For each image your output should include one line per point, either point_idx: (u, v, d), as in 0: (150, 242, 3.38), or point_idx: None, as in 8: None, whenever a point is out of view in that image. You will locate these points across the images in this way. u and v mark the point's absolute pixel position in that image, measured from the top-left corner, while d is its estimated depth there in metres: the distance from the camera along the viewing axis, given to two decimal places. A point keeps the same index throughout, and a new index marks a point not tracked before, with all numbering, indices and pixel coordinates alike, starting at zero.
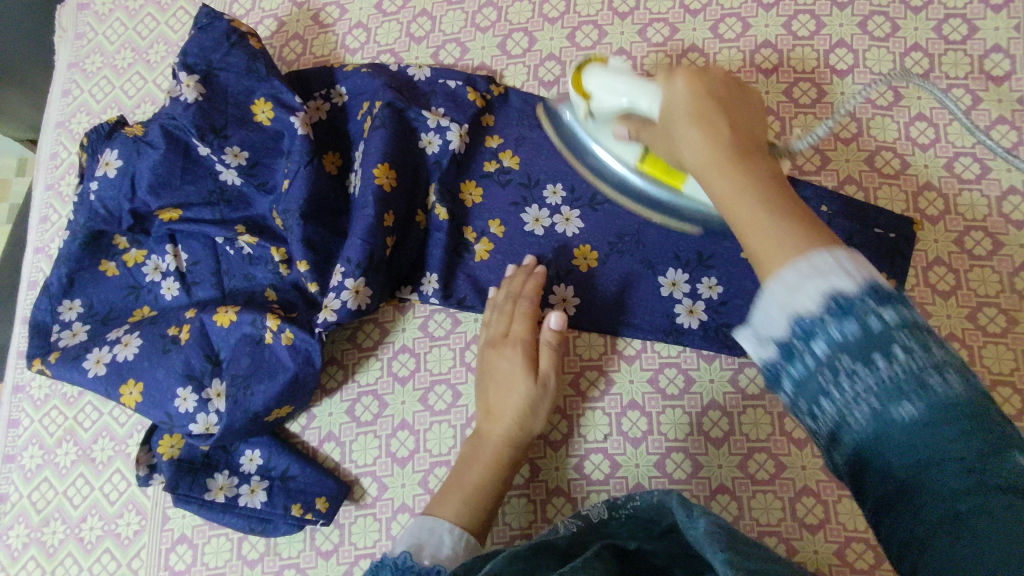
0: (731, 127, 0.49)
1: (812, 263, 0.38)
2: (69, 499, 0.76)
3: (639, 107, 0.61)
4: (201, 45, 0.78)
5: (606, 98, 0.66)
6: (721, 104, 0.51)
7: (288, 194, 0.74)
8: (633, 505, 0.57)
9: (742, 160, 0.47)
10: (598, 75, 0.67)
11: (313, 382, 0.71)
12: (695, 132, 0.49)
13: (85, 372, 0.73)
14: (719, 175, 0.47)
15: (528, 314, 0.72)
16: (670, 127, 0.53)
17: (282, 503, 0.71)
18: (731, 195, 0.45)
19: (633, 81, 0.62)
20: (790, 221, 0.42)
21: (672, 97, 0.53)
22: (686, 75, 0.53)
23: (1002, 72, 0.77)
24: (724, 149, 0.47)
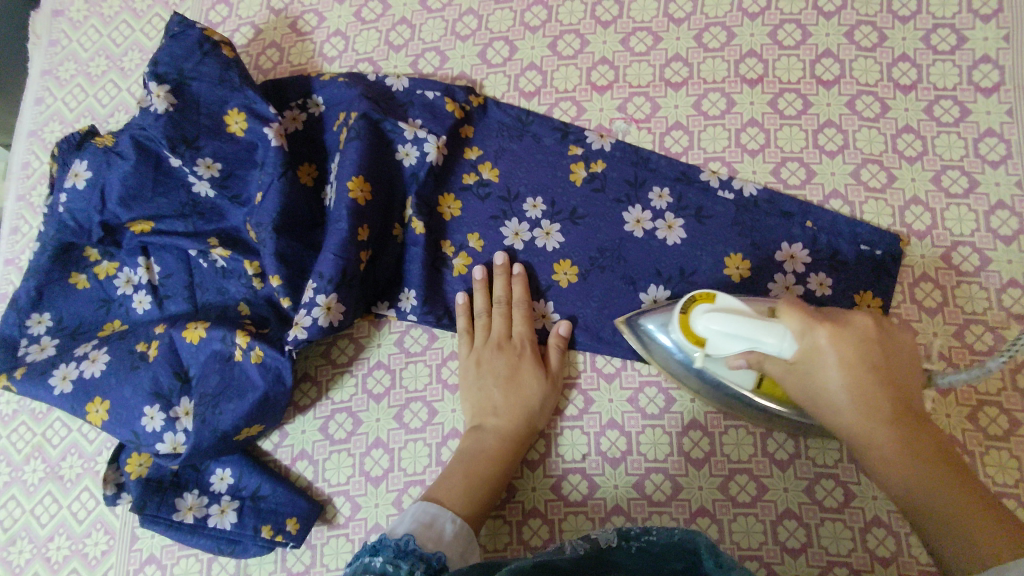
0: (887, 392, 0.52)
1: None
2: (36, 518, 0.75)
3: (763, 348, 0.55)
4: (171, 54, 0.76)
5: (722, 345, 0.58)
6: (874, 367, 0.52)
7: (261, 207, 0.73)
8: (646, 539, 0.55)
9: (905, 436, 0.51)
10: (706, 319, 0.58)
11: (284, 401, 0.69)
12: (846, 393, 0.52)
13: (51, 388, 0.71)
14: (888, 462, 0.51)
15: (529, 317, 0.73)
16: (812, 377, 0.54)
17: (252, 524, 0.70)
18: (881, 466, 0.52)
19: (748, 321, 0.55)
20: (956, 497, 0.48)
21: (816, 355, 0.53)
22: (830, 330, 0.53)
23: (990, 83, 0.75)
24: (880, 424, 0.52)
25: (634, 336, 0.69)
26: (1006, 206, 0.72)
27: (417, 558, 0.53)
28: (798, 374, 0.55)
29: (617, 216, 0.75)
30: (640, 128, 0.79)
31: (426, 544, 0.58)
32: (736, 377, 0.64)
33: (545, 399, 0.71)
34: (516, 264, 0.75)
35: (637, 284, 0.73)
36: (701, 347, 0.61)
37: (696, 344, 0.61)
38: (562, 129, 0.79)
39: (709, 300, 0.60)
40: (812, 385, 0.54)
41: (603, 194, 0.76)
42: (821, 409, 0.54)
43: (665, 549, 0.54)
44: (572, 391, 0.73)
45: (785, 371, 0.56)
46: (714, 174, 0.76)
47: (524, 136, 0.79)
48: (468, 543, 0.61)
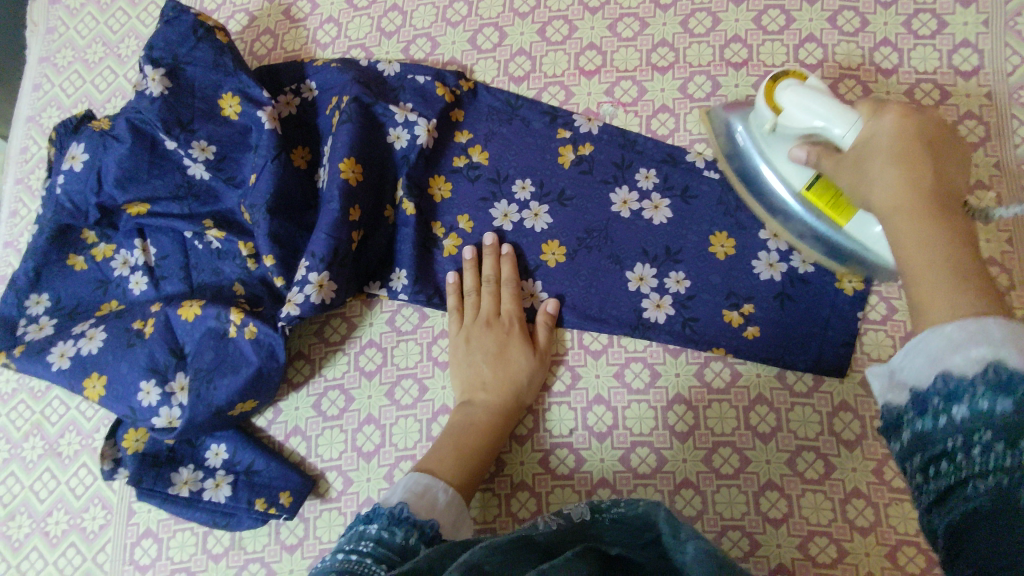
0: (936, 171, 0.50)
1: (948, 341, 0.39)
2: (35, 494, 0.76)
3: (831, 131, 0.60)
4: (166, 39, 0.77)
5: (796, 117, 0.64)
6: (927, 151, 0.51)
7: (255, 189, 0.74)
8: (617, 511, 0.54)
9: (940, 216, 0.47)
10: (794, 90, 0.64)
11: (277, 377, 0.71)
12: (892, 172, 0.51)
13: (49, 366, 0.73)
14: (907, 219, 0.48)
15: (517, 294, 0.75)
16: (864, 161, 0.54)
17: (246, 497, 0.71)
18: (912, 250, 0.46)
19: (828, 104, 0.61)
20: (966, 283, 0.43)
21: (875, 133, 0.54)
22: (898, 114, 0.53)
23: (970, 67, 0.77)
24: (915, 195, 0.48)
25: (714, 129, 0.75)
26: (984, 186, 0.73)
27: (411, 526, 0.55)
28: (851, 159, 0.56)
29: (604, 197, 0.77)
30: (627, 112, 0.80)
31: (420, 512, 0.58)
32: (792, 176, 0.68)
33: (534, 374, 0.72)
34: (504, 243, 0.76)
35: (623, 263, 0.75)
36: (775, 112, 0.66)
37: (771, 109, 0.67)
38: (551, 112, 0.80)
39: (797, 78, 0.66)
40: (857, 166, 0.55)
41: (591, 176, 0.77)
42: (863, 190, 0.54)
43: (635, 521, 0.53)
44: (557, 367, 0.75)
45: (838, 166, 0.58)
46: (699, 156, 0.77)
47: (513, 120, 0.80)
48: (459, 514, 0.62)
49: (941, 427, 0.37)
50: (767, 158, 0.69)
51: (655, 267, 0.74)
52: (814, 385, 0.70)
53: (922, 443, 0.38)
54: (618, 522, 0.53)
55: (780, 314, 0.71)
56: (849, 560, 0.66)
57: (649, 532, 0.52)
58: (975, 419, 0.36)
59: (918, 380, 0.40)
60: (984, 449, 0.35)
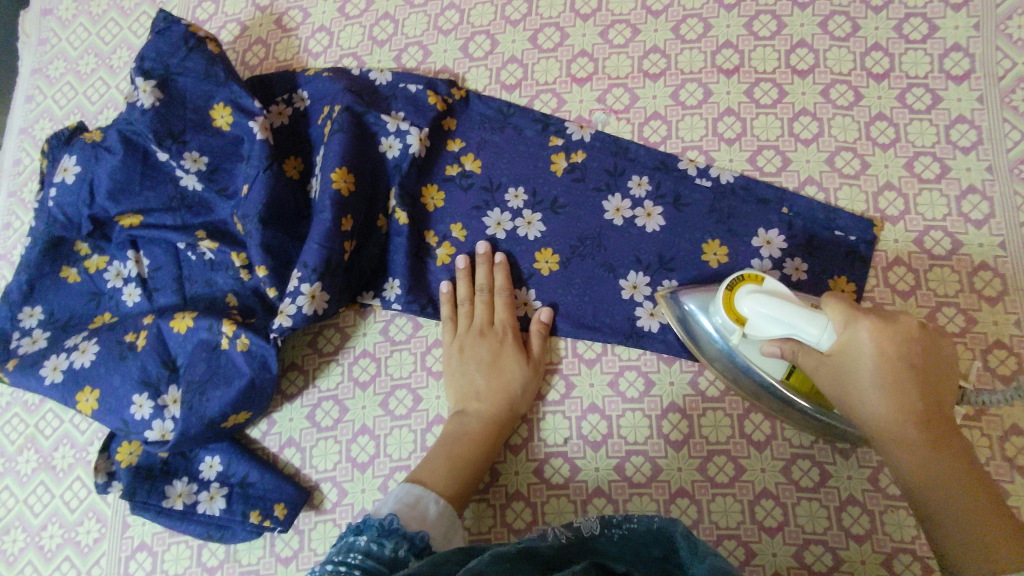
0: (922, 393, 0.53)
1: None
2: (30, 508, 0.76)
3: (803, 338, 0.56)
4: (158, 50, 0.77)
5: (764, 327, 0.58)
6: (912, 370, 0.52)
7: (247, 199, 0.74)
8: (628, 527, 0.55)
9: (942, 457, 0.52)
10: (752, 299, 0.59)
11: (270, 388, 0.71)
12: (880, 399, 0.53)
13: (43, 379, 0.73)
14: (910, 454, 0.53)
15: (510, 304, 0.75)
16: (848, 374, 0.54)
17: (241, 510, 0.71)
18: (919, 489, 0.52)
19: (795, 308, 0.56)
20: (973, 522, 0.50)
21: (851, 349, 0.54)
22: (873, 328, 0.53)
23: (962, 71, 0.77)
24: (915, 432, 0.52)
25: (679, 323, 0.69)
26: (977, 190, 0.73)
27: (401, 538, 0.55)
28: (831, 369, 0.55)
29: (597, 205, 0.76)
30: (619, 119, 0.80)
31: (409, 524, 0.58)
32: (767, 364, 0.63)
33: (528, 383, 0.72)
34: (497, 253, 0.76)
35: (616, 271, 0.75)
36: (740, 325, 0.61)
37: (735, 320, 0.61)
38: (543, 120, 0.80)
39: (755, 282, 0.60)
40: (845, 385, 0.55)
41: (584, 184, 0.77)
42: (849, 406, 0.56)
43: (644, 537, 0.54)
44: (552, 375, 0.75)
45: (818, 366, 0.57)
46: (692, 163, 0.77)
47: (505, 128, 0.80)
48: (451, 524, 0.62)
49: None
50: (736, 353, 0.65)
51: (649, 275, 0.74)
52: None
53: None
54: (628, 539, 0.54)
55: None
56: (845, 569, 0.66)
57: (659, 546, 0.54)
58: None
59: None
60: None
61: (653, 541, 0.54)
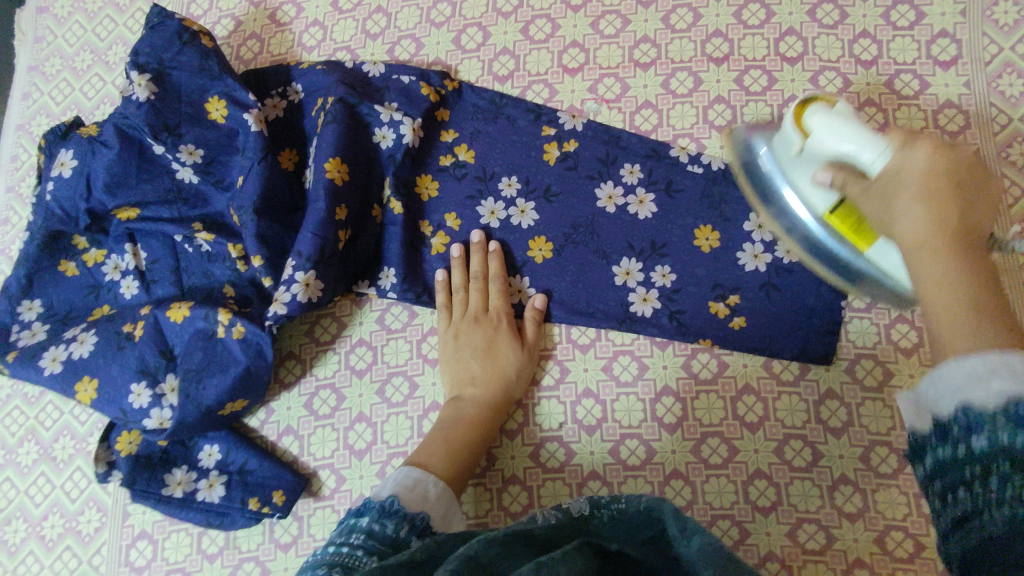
0: (965, 205, 0.46)
1: (967, 366, 0.36)
2: (30, 499, 0.77)
3: (860, 158, 0.55)
4: (152, 44, 0.78)
5: (826, 140, 0.59)
6: (959, 187, 0.47)
7: (242, 190, 0.75)
8: (617, 506, 0.51)
9: (969, 260, 0.43)
10: (824, 114, 0.61)
11: (267, 376, 0.71)
12: (921, 207, 0.47)
13: (42, 370, 0.73)
14: (930, 257, 0.44)
15: (505, 291, 0.75)
16: (892, 193, 0.50)
17: (240, 497, 0.72)
18: (931, 284, 0.43)
19: (859, 127, 0.57)
20: (987, 324, 0.39)
21: (904, 163, 0.50)
22: (931, 145, 0.50)
23: (948, 57, 0.78)
24: (946, 229, 0.45)
25: (738, 154, 0.71)
26: None
27: (402, 519, 0.55)
28: (877, 189, 0.52)
29: (590, 193, 0.77)
30: (610, 108, 0.81)
31: (411, 505, 0.59)
32: (815, 199, 0.63)
33: (523, 367, 0.73)
34: (491, 240, 0.77)
35: (609, 257, 0.75)
36: (802, 139, 0.62)
37: (799, 133, 0.63)
38: (536, 110, 0.81)
39: (827, 101, 0.62)
40: (885, 202, 0.50)
41: (576, 172, 0.78)
42: (888, 223, 0.50)
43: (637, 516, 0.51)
44: (547, 361, 0.76)
45: (864, 193, 0.53)
46: (683, 150, 0.78)
47: (498, 118, 0.81)
48: (450, 506, 0.62)
49: (964, 460, 0.34)
50: (789, 177, 0.65)
51: (641, 260, 0.75)
52: (800, 373, 0.71)
53: (941, 470, 0.36)
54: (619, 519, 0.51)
55: (765, 304, 0.72)
56: (838, 547, 0.66)
57: (649, 529, 0.50)
58: (992, 454, 0.33)
59: (941, 402, 0.37)
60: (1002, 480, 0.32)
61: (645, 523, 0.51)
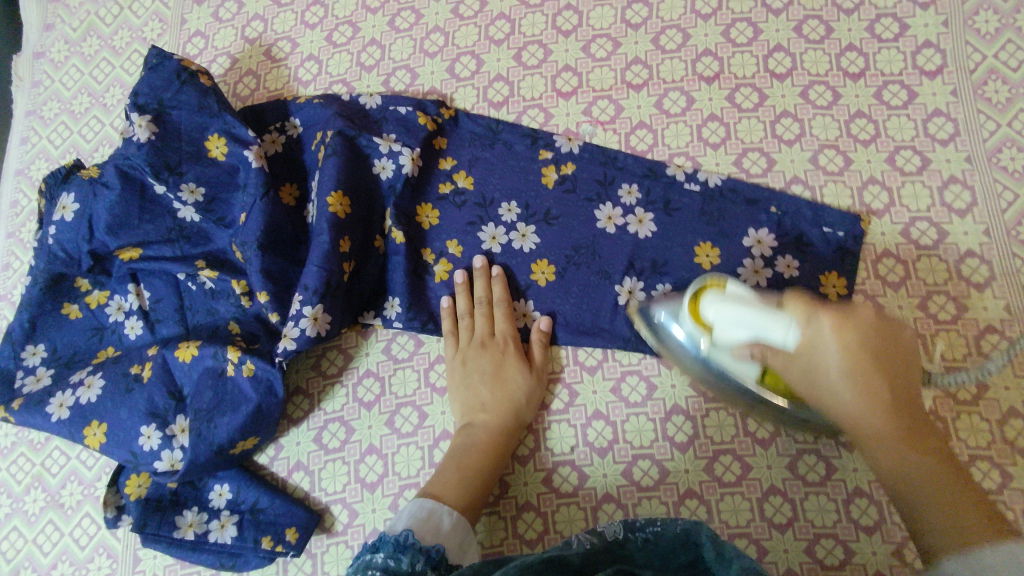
0: (887, 378, 0.52)
1: (1010, 564, 0.42)
2: (39, 547, 0.76)
3: (770, 336, 0.56)
4: (151, 85, 0.79)
5: (729, 332, 0.60)
6: (878, 360, 0.52)
7: (245, 227, 0.75)
8: (652, 531, 0.56)
9: (922, 449, 0.51)
10: (718, 304, 0.61)
11: (276, 412, 0.72)
12: (853, 395, 0.52)
13: (49, 416, 0.73)
14: (886, 449, 0.51)
15: (509, 314, 0.76)
16: (815, 376, 0.54)
17: (253, 536, 0.71)
18: (894, 475, 0.51)
19: (754, 310, 0.58)
20: (953, 485, 0.49)
21: (819, 343, 0.54)
22: (833, 320, 0.53)
23: (934, 66, 0.79)
24: (886, 419, 0.51)
25: (646, 323, 0.72)
26: (958, 180, 0.75)
27: (417, 551, 0.55)
28: (799, 369, 0.55)
29: (589, 215, 0.78)
30: (606, 130, 0.82)
31: (425, 538, 0.59)
32: (738, 367, 0.63)
33: (533, 390, 0.73)
34: (494, 266, 0.78)
35: (612, 278, 0.76)
36: (708, 334, 0.63)
37: (703, 330, 0.64)
38: (531, 135, 0.82)
39: (716, 289, 0.62)
40: (813, 375, 0.54)
41: (575, 195, 0.79)
42: (823, 401, 0.54)
43: (672, 542, 0.55)
44: (553, 382, 0.76)
45: (786, 365, 0.56)
46: (680, 168, 0.78)
47: (495, 144, 0.82)
48: (465, 536, 0.62)
49: None
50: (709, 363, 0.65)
51: (644, 280, 0.75)
52: None
53: None
54: (651, 541, 0.55)
55: None
56: (856, 562, 0.66)
57: (686, 553, 0.54)
58: None
59: None
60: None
61: (680, 548, 0.54)
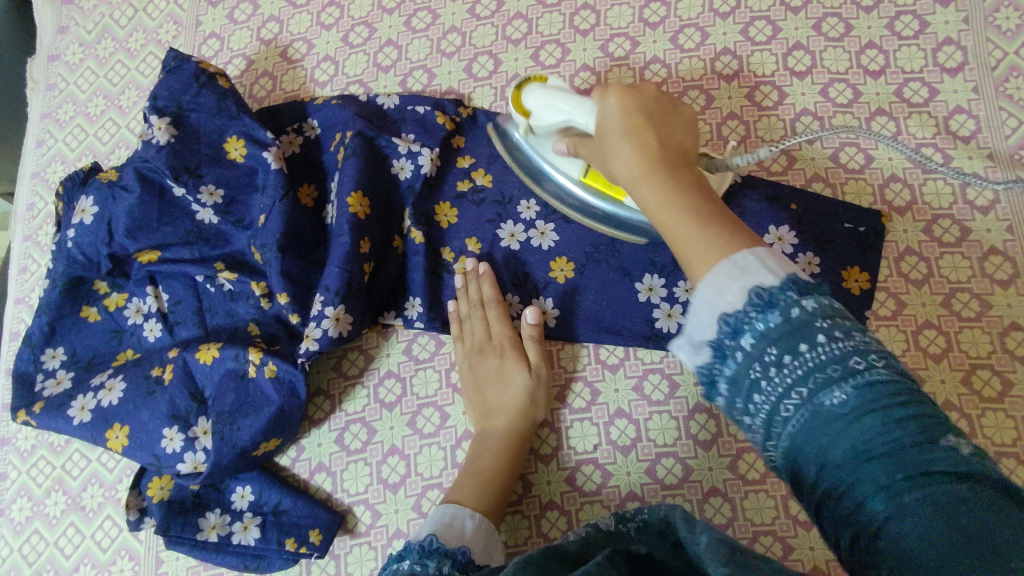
0: (660, 136, 0.53)
1: (743, 265, 0.44)
2: (60, 550, 0.75)
3: (578, 122, 0.61)
4: (170, 88, 0.79)
5: (546, 116, 0.66)
6: (649, 117, 0.54)
7: (265, 228, 0.75)
8: (643, 518, 0.52)
9: (677, 182, 0.50)
10: (536, 94, 0.68)
11: (299, 414, 0.71)
12: (626, 147, 0.53)
13: (71, 420, 0.73)
14: (649, 183, 0.51)
15: (501, 314, 0.75)
16: (604, 143, 0.56)
17: (277, 538, 0.71)
18: (667, 215, 0.49)
19: (569, 96, 0.63)
20: (710, 222, 0.48)
21: (605, 115, 0.56)
22: (618, 95, 0.55)
23: (955, 64, 0.79)
24: (651, 162, 0.51)
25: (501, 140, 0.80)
26: (980, 177, 0.75)
27: (443, 555, 0.54)
28: (597, 146, 0.58)
29: None
30: None
31: (450, 540, 0.60)
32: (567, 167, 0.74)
33: (534, 388, 0.72)
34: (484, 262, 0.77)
35: (632, 275, 0.75)
36: (526, 115, 0.70)
37: (521, 113, 0.70)
38: None
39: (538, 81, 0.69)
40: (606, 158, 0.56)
41: None
42: (610, 167, 0.55)
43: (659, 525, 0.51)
44: (566, 376, 0.76)
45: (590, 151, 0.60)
46: None
47: None
48: (489, 537, 0.64)
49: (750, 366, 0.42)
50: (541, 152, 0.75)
51: (664, 276, 0.74)
52: None
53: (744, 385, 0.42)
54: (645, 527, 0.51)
55: None
56: None
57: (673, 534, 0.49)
58: (762, 347, 0.41)
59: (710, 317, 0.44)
60: (779, 366, 0.40)
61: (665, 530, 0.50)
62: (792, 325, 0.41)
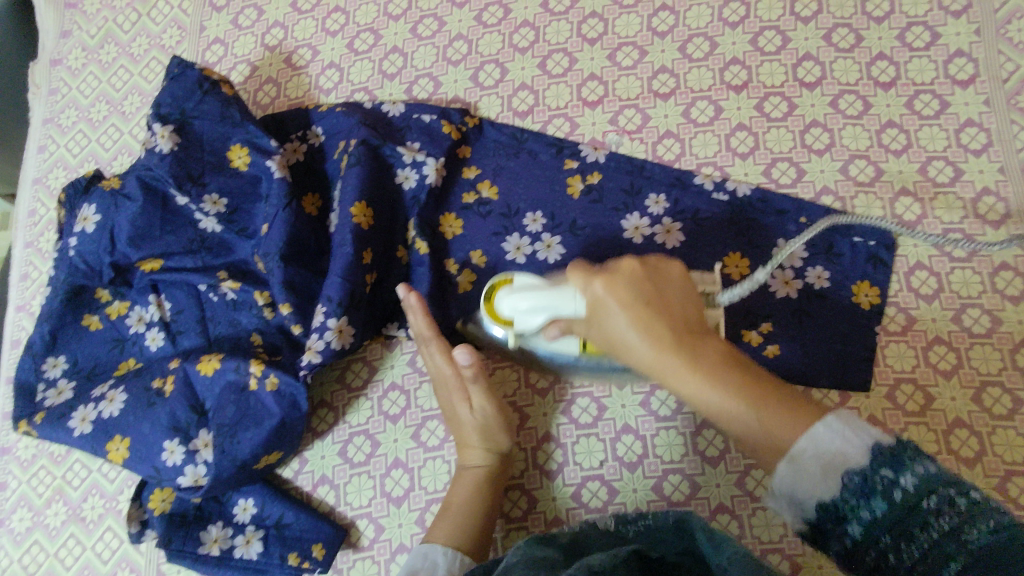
0: (664, 317, 0.51)
1: (827, 446, 0.43)
2: (60, 562, 0.75)
3: (562, 311, 0.58)
4: (173, 95, 0.78)
5: (527, 322, 0.62)
6: (648, 297, 0.52)
7: (268, 237, 0.74)
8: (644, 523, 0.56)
9: (704, 360, 0.48)
10: (508, 300, 0.64)
11: (301, 426, 0.71)
12: (637, 338, 0.50)
13: (72, 431, 0.72)
14: (680, 378, 0.48)
15: (443, 349, 0.70)
16: (606, 324, 0.54)
17: (279, 552, 0.71)
18: (710, 403, 0.47)
19: (547, 292, 0.60)
20: (769, 405, 0.46)
21: (596, 300, 0.54)
22: (605, 279, 0.54)
23: (966, 76, 0.78)
24: (668, 350, 0.49)
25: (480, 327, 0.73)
26: (992, 191, 0.74)
27: None
28: (596, 327, 0.56)
29: (616, 225, 0.76)
30: (632, 139, 0.81)
31: None
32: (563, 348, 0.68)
33: (487, 420, 0.69)
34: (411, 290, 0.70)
35: None
36: (507, 325, 0.65)
37: (500, 322, 0.66)
38: (557, 144, 0.81)
39: (505, 284, 0.65)
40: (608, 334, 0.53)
41: (602, 205, 0.77)
42: (618, 351, 0.53)
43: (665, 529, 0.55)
44: (567, 391, 0.75)
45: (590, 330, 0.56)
46: (708, 178, 0.78)
47: (520, 153, 0.81)
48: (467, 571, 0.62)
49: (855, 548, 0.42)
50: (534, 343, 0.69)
51: None
52: (841, 401, 0.71)
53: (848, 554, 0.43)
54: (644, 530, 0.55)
55: (799, 331, 0.72)
56: None
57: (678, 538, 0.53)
58: (870, 529, 0.41)
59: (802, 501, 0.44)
60: (881, 544, 0.40)
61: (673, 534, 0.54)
62: (902, 507, 0.40)
